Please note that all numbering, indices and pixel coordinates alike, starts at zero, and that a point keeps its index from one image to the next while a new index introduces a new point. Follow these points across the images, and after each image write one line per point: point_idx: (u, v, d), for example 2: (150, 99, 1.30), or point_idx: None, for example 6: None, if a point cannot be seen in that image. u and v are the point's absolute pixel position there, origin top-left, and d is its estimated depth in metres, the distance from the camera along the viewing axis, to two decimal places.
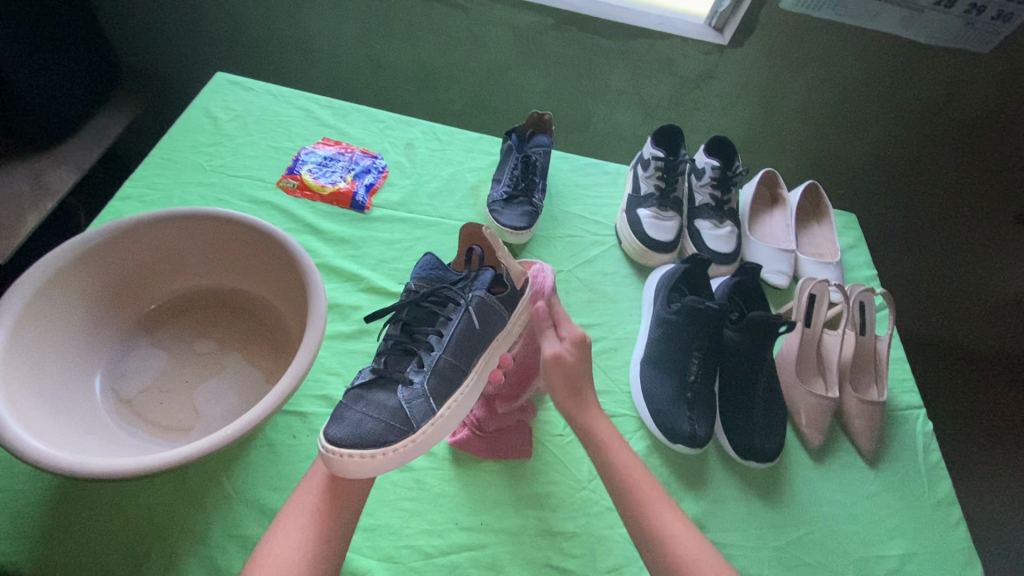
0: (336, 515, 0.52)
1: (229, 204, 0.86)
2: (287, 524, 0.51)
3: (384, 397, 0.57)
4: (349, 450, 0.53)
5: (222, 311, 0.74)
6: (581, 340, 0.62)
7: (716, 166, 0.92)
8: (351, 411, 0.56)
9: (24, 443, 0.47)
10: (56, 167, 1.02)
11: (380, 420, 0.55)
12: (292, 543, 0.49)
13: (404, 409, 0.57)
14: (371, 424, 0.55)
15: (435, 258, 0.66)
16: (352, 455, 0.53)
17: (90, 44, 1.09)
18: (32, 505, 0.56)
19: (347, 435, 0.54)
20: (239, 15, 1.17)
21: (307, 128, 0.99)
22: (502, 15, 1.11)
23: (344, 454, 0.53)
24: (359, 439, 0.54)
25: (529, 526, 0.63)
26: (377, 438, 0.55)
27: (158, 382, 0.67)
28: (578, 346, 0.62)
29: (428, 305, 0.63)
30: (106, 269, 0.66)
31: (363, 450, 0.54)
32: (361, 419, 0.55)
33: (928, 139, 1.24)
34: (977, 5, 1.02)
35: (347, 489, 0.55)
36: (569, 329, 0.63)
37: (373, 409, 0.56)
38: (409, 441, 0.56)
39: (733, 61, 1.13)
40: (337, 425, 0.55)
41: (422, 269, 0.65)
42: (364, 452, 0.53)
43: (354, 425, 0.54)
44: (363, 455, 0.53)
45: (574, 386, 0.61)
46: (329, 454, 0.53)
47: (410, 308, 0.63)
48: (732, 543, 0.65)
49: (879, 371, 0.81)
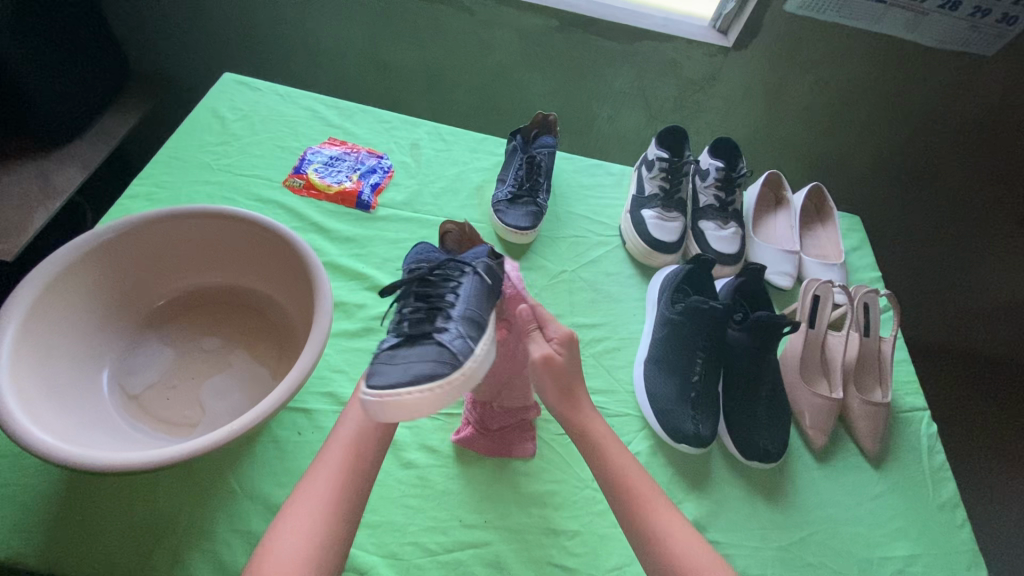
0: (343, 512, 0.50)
1: (235, 202, 0.87)
2: (292, 524, 0.48)
3: (422, 347, 0.56)
4: (403, 390, 0.52)
5: (229, 309, 0.74)
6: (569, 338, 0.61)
7: (721, 167, 0.92)
8: (390, 366, 0.54)
9: (31, 435, 0.47)
10: (65, 166, 1.03)
11: (426, 361, 0.54)
12: (298, 540, 0.47)
13: (448, 348, 0.55)
14: (419, 366, 0.54)
15: (429, 245, 0.68)
16: (407, 394, 0.52)
17: (100, 45, 1.10)
18: (38, 499, 0.56)
19: (398, 380, 0.53)
20: (245, 16, 1.18)
21: (313, 128, 0.99)
22: (507, 17, 1.11)
23: (399, 395, 0.52)
24: (409, 380, 0.53)
25: (533, 524, 0.63)
26: (428, 375, 0.53)
27: (164, 379, 0.67)
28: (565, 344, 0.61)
29: (435, 273, 0.62)
30: (116, 265, 0.67)
31: (419, 387, 0.52)
32: (407, 366, 0.54)
33: (932, 142, 1.24)
34: (982, 8, 1.03)
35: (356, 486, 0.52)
36: (557, 329, 0.61)
37: (415, 357, 0.55)
38: (462, 374, 0.55)
39: (738, 63, 1.13)
40: (381, 378, 0.53)
41: (416, 255, 0.67)
42: (421, 390, 0.52)
43: (402, 372, 0.53)
44: (421, 392, 0.52)
45: (564, 386, 0.60)
46: (381, 399, 0.52)
47: (416, 281, 0.62)
48: (735, 544, 0.65)
49: (883, 372, 0.80)
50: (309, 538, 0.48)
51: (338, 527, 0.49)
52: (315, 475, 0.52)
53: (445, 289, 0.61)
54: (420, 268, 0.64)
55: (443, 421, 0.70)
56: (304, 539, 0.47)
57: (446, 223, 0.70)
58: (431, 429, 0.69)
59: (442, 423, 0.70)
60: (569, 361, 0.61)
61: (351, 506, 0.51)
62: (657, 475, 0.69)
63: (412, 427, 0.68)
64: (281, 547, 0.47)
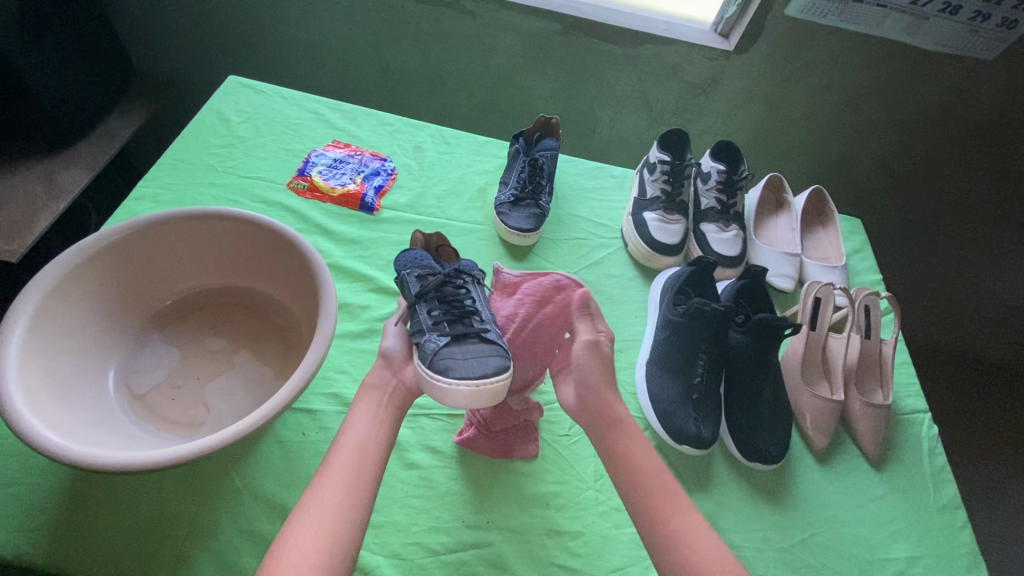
0: (351, 513, 0.51)
1: (240, 204, 0.87)
2: (303, 526, 0.49)
3: (477, 344, 0.62)
4: (496, 377, 0.59)
5: (234, 310, 0.75)
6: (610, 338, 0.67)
7: (722, 170, 0.93)
8: (465, 361, 0.60)
9: (39, 433, 0.48)
10: (70, 168, 1.03)
11: (495, 354, 0.61)
12: (310, 540, 0.48)
13: (500, 343, 0.63)
14: (494, 357, 0.61)
15: (421, 252, 0.71)
16: (499, 380, 0.59)
17: (105, 48, 1.11)
18: (45, 498, 0.57)
19: (487, 370, 0.59)
20: (249, 19, 1.19)
21: (317, 131, 1.00)
22: (510, 21, 1.12)
23: (494, 381, 0.59)
24: (495, 369, 0.60)
25: (535, 524, 0.63)
26: (505, 364, 0.61)
27: (170, 378, 0.68)
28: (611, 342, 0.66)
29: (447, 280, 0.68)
30: (123, 266, 0.67)
31: (504, 373, 0.60)
32: (482, 359, 0.60)
33: (933, 146, 1.25)
34: (983, 12, 1.03)
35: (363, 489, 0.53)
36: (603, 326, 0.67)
37: (482, 351, 0.61)
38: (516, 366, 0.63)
39: (739, 67, 1.14)
40: (467, 370, 0.59)
41: (416, 261, 0.69)
42: (505, 377, 0.60)
43: (484, 363, 0.60)
44: (505, 379, 0.60)
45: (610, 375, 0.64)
46: (480, 387, 0.58)
47: (439, 286, 0.66)
48: (736, 545, 0.66)
49: (884, 374, 0.81)
50: (322, 541, 0.48)
51: (349, 525, 0.50)
52: (323, 478, 0.53)
53: (464, 293, 0.67)
54: (424, 275, 0.68)
55: (446, 422, 0.70)
56: (318, 538, 0.48)
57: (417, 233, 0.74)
58: (433, 430, 0.69)
59: (445, 424, 0.70)
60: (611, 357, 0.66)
61: (360, 508, 0.51)
62: None
63: (415, 428, 0.69)
64: (295, 545, 0.47)
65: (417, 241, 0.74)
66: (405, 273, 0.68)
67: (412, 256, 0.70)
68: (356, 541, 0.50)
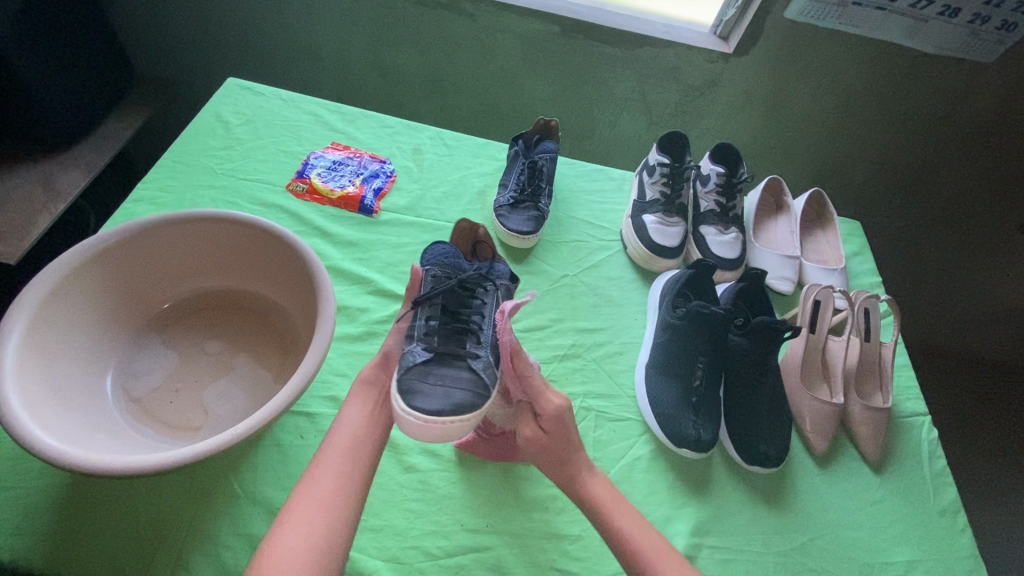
0: (341, 515, 0.50)
1: (238, 207, 0.87)
2: (291, 524, 0.48)
3: (457, 370, 0.60)
4: (450, 416, 0.56)
5: (232, 314, 0.75)
6: (564, 410, 0.62)
7: (722, 173, 0.93)
8: (430, 387, 0.58)
9: (36, 438, 0.48)
10: (70, 169, 1.03)
11: (466, 389, 0.58)
12: (299, 541, 0.47)
13: (481, 377, 0.60)
14: (460, 393, 0.58)
15: (451, 247, 0.70)
16: (454, 421, 0.56)
17: (104, 51, 1.11)
18: (42, 502, 0.57)
19: (443, 406, 0.56)
20: (248, 21, 1.19)
21: (315, 133, 1.00)
22: (509, 23, 1.12)
23: (445, 421, 0.56)
24: (453, 407, 0.57)
25: (534, 528, 0.63)
26: (470, 404, 0.58)
27: (167, 382, 0.67)
28: (562, 417, 0.62)
29: (460, 291, 0.66)
30: (122, 269, 0.67)
31: (462, 415, 0.57)
32: (447, 392, 0.58)
33: (932, 150, 1.25)
34: (982, 15, 1.03)
35: (354, 487, 0.53)
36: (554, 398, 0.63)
37: (453, 382, 0.59)
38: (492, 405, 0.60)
39: (738, 69, 1.14)
40: (426, 399, 0.57)
41: (440, 256, 0.69)
42: (466, 417, 0.57)
43: (445, 397, 0.57)
44: (466, 420, 0.57)
45: (558, 459, 0.61)
46: (429, 425, 0.55)
47: (447, 294, 0.65)
48: (734, 548, 0.66)
49: (884, 378, 0.81)
50: (312, 540, 0.48)
51: (338, 527, 0.49)
52: (314, 478, 0.52)
53: (472, 311, 0.66)
54: (442, 275, 0.68)
55: None
56: (306, 539, 0.48)
57: (463, 220, 0.73)
58: None
59: None
60: (566, 431, 0.61)
61: (349, 510, 0.51)
62: (659, 479, 0.70)
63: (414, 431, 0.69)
64: (283, 546, 0.47)
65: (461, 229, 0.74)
66: (426, 269, 0.68)
67: (443, 250, 0.70)
68: (345, 542, 0.50)
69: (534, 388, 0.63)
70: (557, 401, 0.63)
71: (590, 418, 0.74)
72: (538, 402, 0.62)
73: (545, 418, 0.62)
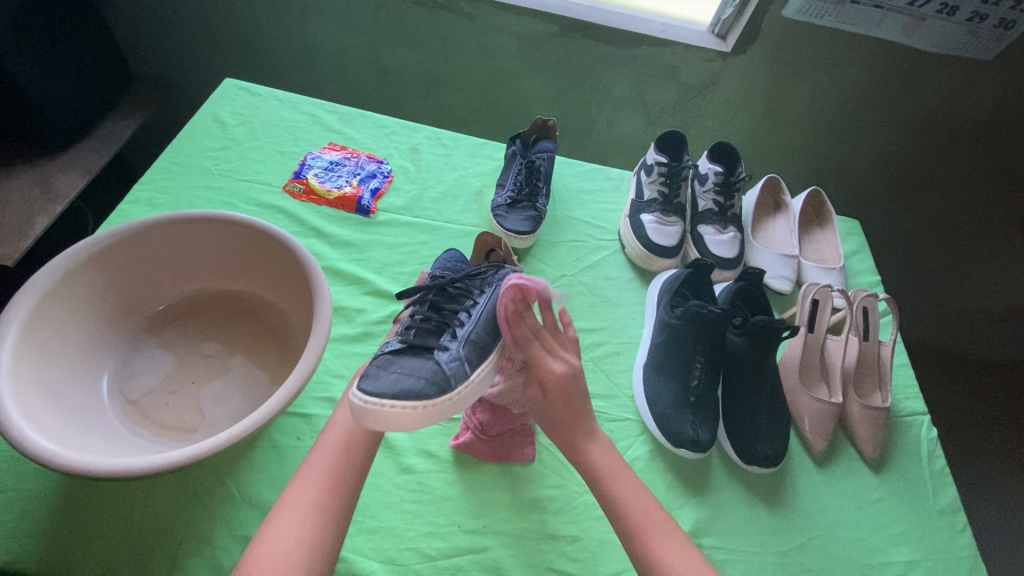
0: (332, 514, 0.50)
1: (235, 208, 0.87)
2: (280, 524, 0.48)
3: (420, 361, 0.58)
4: (391, 400, 0.54)
5: (229, 314, 0.75)
6: (573, 375, 0.57)
7: (719, 172, 0.92)
8: (386, 372, 0.56)
9: (31, 442, 0.47)
10: (67, 171, 1.03)
11: (420, 377, 0.56)
12: (287, 541, 0.47)
13: (444, 368, 0.58)
14: (411, 381, 0.56)
15: (460, 253, 0.72)
16: (395, 406, 0.54)
17: (102, 52, 1.11)
18: (38, 505, 0.56)
19: (388, 389, 0.54)
20: (245, 21, 1.19)
21: (313, 133, 1.00)
22: (506, 23, 1.12)
23: (386, 405, 0.53)
24: (398, 392, 0.54)
25: (532, 529, 0.63)
26: (417, 392, 0.55)
27: (164, 383, 0.67)
28: (566, 382, 0.56)
29: (453, 289, 0.66)
30: (117, 270, 0.67)
31: (405, 402, 0.54)
32: (397, 378, 0.56)
33: (930, 149, 1.24)
34: (980, 13, 1.03)
35: (348, 486, 0.52)
36: (558, 361, 0.57)
37: (409, 371, 0.57)
38: (447, 398, 0.56)
39: (736, 68, 1.14)
40: (375, 382, 0.55)
41: (446, 262, 0.70)
42: (408, 405, 0.54)
43: (394, 382, 0.55)
44: (407, 407, 0.54)
45: (557, 425, 0.58)
46: (369, 407, 0.53)
47: (434, 291, 0.65)
48: (733, 548, 0.65)
49: (883, 377, 0.80)
50: (294, 537, 0.47)
51: (328, 528, 0.49)
52: (302, 479, 0.52)
53: (459, 309, 0.64)
54: (441, 277, 0.68)
55: (442, 426, 0.70)
56: (294, 539, 0.47)
57: (486, 234, 0.72)
58: (430, 434, 0.69)
59: (441, 428, 0.70)
60: (571, 397, 0.57)
61: (341, 509, 0.51)
62: (657, 479, 0.69)
63: (411, 432, 0.68)
64: (270, 547, 0.47)
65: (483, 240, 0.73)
66: (431, 273, 0.70)
67: (453, 257, 0.71)
68: (332, 543, 0.49)
69: (534, 353, 0.57)
70: (561, 365, 0.57)
71: None
72: (542, 368, 0.57)
73: (548, 384, 0.57)
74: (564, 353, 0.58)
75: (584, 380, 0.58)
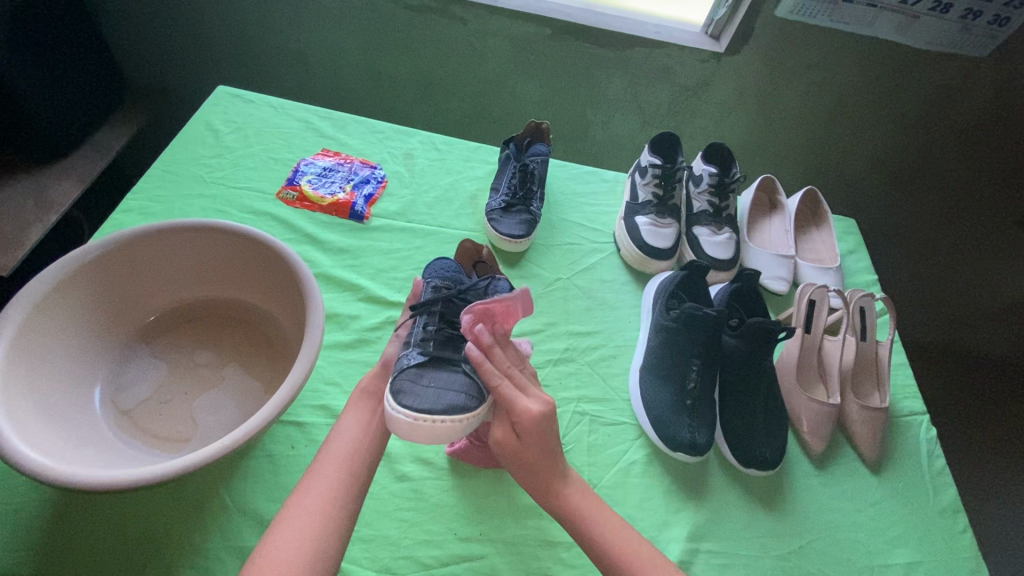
0: (333, 523, 0.49)
1: (228, 215, 0.87)
2: (281, 534, 0.48)
3: (450, 374, 0.60)
4: (441, 415, 0.55)
5: (221, 323, 0.74)
6: (545, 414, 0.56)
7: (714, 173, 0.91)
8: (422, 388, 0.57)
9: (21, 454, 0.47)
10: (61, 181, 1.03)
11: (458, 391, 0.58)
12: (287, 552, 0.47)
13: (476, 380, 0.59)
14: (452, 395, 0.57)
15: (452, 263, 0.72)
16: (443, 419, 0.55)
17: (96, 61, 1.11)
18: (31, 518, 0.56)
19: (433, 405, 0.56)
20: (239, 28, 1.18)
21: (306, 140, 0.99)
22: (499, 26, 1.12)
23: (435, 420, 0.55)
24: (445, 407, 0.56)
25: (529, 535, 0.63)
26: (460, 406, 0.57)
27: (157, 393, 0.67)
28: (540, 423, 0.56)
29: (460, 298, 0.66)
30: (109, 281, 0.67)
31: (453, 415, 0.56)
32: (437, 393, 0.57)
33: (927, 147, 1.24)
34: (974, 10, 1.02)
35: (349, 496, 0.52)
36: (529, 404, 0.56)
37: (446, 385, 0.58)
38: (488, 409, 0.58)
39: (731, 69, 1.14)
40: (418, 400, 0.56)
41: (440, 272, 0.70)
42: (455, 418, 0.56)
43: (437, 398, 0.57)
44: (454, 420, 0.56)
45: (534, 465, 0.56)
46: (417, 422, 0.55)
47: (444, 302, 0.65)
48: (731, 553, 0.65)
49: (880, 377, 0.80)
50: (294, 548, 0.47)
51: (329, 538, 0.48)
52: (304, 491, 0.51)
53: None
54: (442, 287, 0.68)
55: None
56: (295, 551, 0.47)
57: (467, 240, 0.75)
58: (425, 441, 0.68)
59: None
60: (545, 437, 0.56)
61: (343, 520, 0.50)
62: (654, 484, 0.69)
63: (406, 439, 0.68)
64: (272, 557, 0.46)
65: (463, 249, 0.75)
66: (427, 282, 0.68)
67: (441, 267, 0.71)
68: (331, 559, 0.48)
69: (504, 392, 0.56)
70: (536, 405, 0.56)
71: (583, 423, 0.73)
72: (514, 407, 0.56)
73: (523, 423, 0.56)
74: (536, 393, 0.58)
75: (558, 424, 0.57)
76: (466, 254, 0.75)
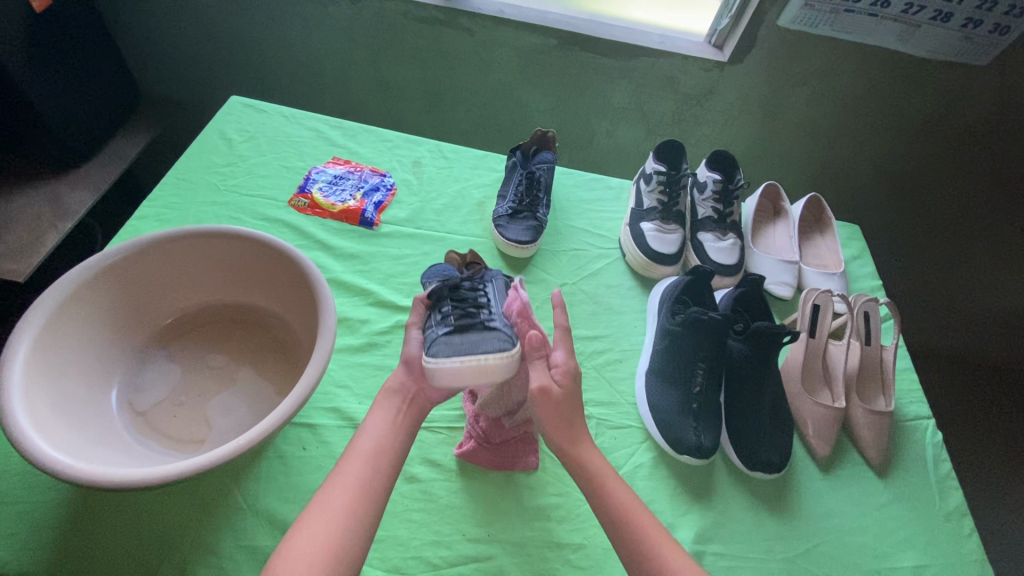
0: (359, 518, 0.50)
1: (242, 222, 0.88)
2: (307, 529, 0.49)
3: (477, 329, 0.63)
4: (485, 356, 0.59)
5: (235, 327, 0.76)
6: (574, 371, 0.61)
7: (718, 180, 0.93)
8: (458, 344, 0.60)
9: (43, 453, 0.48)
10: (77, 189, 1.05)
11: (492, 337, 0.61)
12: (314, 546, 0.48)
13: (504, 328, 0.63)
14: (487, 341, 0.61)
15: (448, 266, 0.75)
16: (488, 359, 0.59)
17: (111, 71, 1.13)
18: (48, 517, 0.57)
19: (474, 350, 0.59)
20: (251, 40, 1.21)
21: (316, 148, 1.01)
22: (505, 37, 1.14)
23: (481, 359, 0.59)
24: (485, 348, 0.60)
25: (536, 537, 0.63)
26: (500, 347, 0.60)
27: (173, 395, 0.68)
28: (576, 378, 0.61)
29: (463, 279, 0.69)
30: (127, 285, 0.68)
31: (496, 353, 0.60)
32: (475, 342, 0.60)
33: (930, 155, 1.25)
34: (975, 19, 1.03)
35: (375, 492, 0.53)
36: (560, 358, 0.61)
37: (479, 336, 0.61)
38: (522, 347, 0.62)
39: (734, 78, 1.15)
40: (460, 352, 0.59)
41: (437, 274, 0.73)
42: (499, 355, 0.59)
43: (473, 345, 0.60)
44: (499, 356, 0.59)
45: (569, 427, 0.59)
46: (467, 364, 0.58)
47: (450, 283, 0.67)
48: (737, 554, 0.65)
49: (886, 380, 0.80)
50: (321, 542, 0.48)
51: (353, 533, 0.49)
52: (332, 486, 0.52)
53: (478, 290, 0.68)
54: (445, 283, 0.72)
55: (446, 435, 0.70)
56: (320, 545, 0.48)
57: (451, 253, 0.77)
58: (434, 443, 0.69)
59: (445, 437, 0.70)
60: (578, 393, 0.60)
61: (367, 516, 0.51)
62: (660, 487, 0.70)
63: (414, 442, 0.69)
64: (297, 551, 0.47)
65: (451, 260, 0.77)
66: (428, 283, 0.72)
67: (440, 268, 0.75)
68: (358, 551, 0.49)
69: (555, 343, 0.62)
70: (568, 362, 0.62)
71: (590, 426, 0.74)
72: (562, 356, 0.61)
73: (557, 375, 0.60)
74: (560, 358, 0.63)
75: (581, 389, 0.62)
76: (452, 264, 0.77)
